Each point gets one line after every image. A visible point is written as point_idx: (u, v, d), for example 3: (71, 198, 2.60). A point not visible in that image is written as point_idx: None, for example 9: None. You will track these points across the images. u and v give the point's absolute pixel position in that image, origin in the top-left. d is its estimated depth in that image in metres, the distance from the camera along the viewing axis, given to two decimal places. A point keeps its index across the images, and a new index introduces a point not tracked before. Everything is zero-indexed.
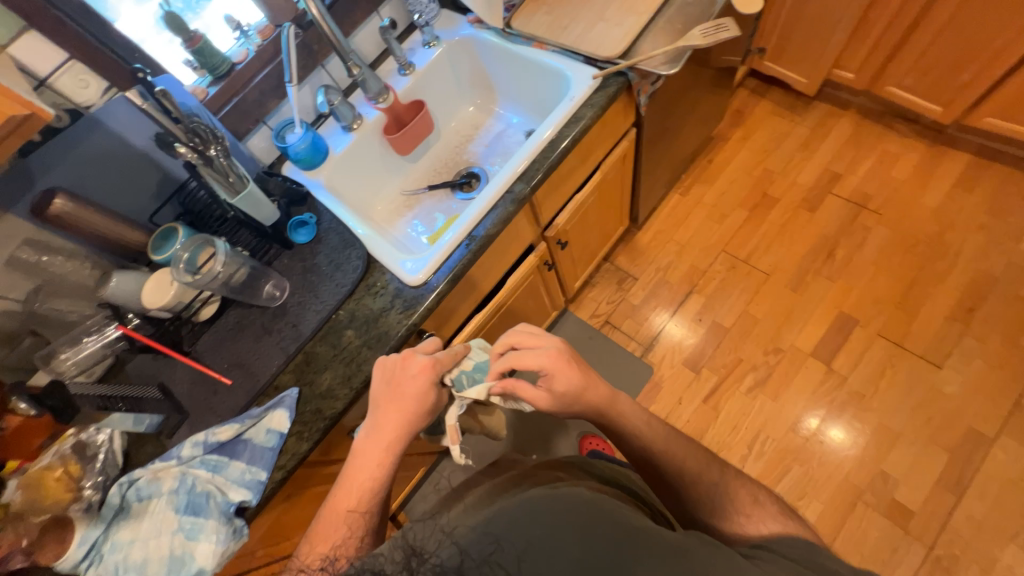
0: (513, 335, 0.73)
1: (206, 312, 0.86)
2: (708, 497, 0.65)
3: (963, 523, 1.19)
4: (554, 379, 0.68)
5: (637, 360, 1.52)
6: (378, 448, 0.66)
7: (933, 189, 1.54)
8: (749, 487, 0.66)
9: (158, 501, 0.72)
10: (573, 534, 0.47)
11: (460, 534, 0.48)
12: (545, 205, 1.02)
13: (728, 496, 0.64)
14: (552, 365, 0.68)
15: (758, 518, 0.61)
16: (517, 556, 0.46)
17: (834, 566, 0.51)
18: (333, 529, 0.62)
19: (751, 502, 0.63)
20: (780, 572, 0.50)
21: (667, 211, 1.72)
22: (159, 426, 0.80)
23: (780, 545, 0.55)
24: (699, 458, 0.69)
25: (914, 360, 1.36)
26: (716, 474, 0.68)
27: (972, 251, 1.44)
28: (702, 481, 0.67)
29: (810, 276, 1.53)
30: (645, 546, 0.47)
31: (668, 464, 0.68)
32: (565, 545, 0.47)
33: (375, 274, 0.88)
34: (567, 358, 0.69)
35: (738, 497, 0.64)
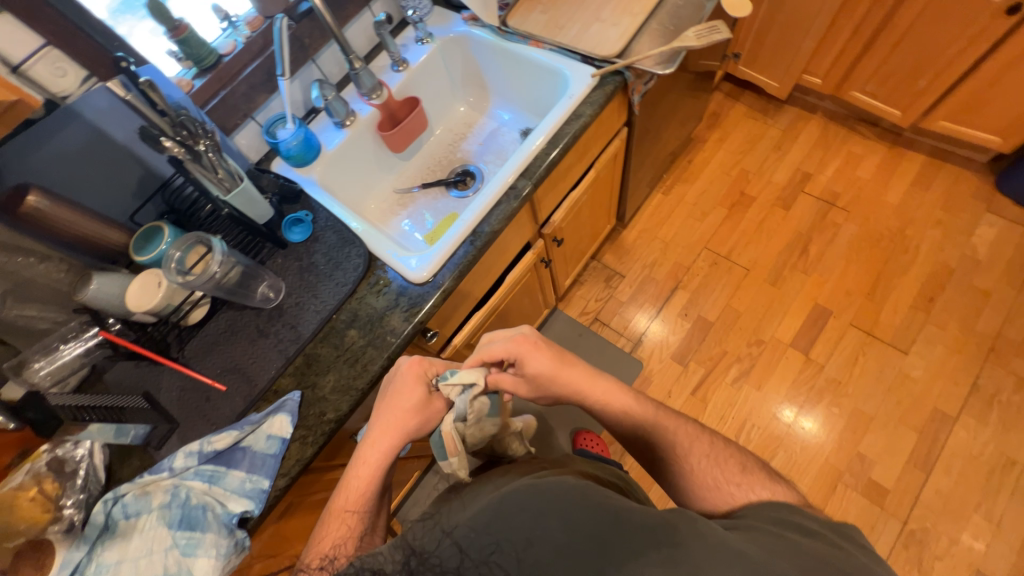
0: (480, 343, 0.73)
1: (195, 315, 0.82)
2: (701, 475, 0.65)
3: (932, 497, 1.27)
4: (525, 362, 0.70)
5: (627, 355, 1.55)
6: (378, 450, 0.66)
7: (894, 187, 1.65)
8: (736, 456, 0.66)
9: (147, 517, 0.68)
10: (567, 525, 0.47)
11: (460, 534, 0.48)
12: (544, 202, 1.03)
13: (715, 464, 0.65)
14: (523, 356, 0.70)
15: (748, 485, 0.61)
16: (517, 556, 0.46)
17: (808, 524, 0.53)
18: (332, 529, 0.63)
19: (739, 470, 0.64)
20: (761, 536, 0.50)
21: (650, 210, 1.76)
22: (146, 437, 0.76)
23: (761, 512, 0.55)
24: (688, 432, 0.70)
25: (884, 347, 1.45)
26: (708, 446, 0.68)
27: (931, 245, 1.55)
28: (693, 454, 0.67)
29: (786, 270, 1.60)
30: (637, 530, 0.47)
31: (663, 441, 0.68)
32: (554, 534, 0.47)
33: (376, 272, 0.86)
34: (533, 341, 0.71)
35: (725, 464, 0.65)
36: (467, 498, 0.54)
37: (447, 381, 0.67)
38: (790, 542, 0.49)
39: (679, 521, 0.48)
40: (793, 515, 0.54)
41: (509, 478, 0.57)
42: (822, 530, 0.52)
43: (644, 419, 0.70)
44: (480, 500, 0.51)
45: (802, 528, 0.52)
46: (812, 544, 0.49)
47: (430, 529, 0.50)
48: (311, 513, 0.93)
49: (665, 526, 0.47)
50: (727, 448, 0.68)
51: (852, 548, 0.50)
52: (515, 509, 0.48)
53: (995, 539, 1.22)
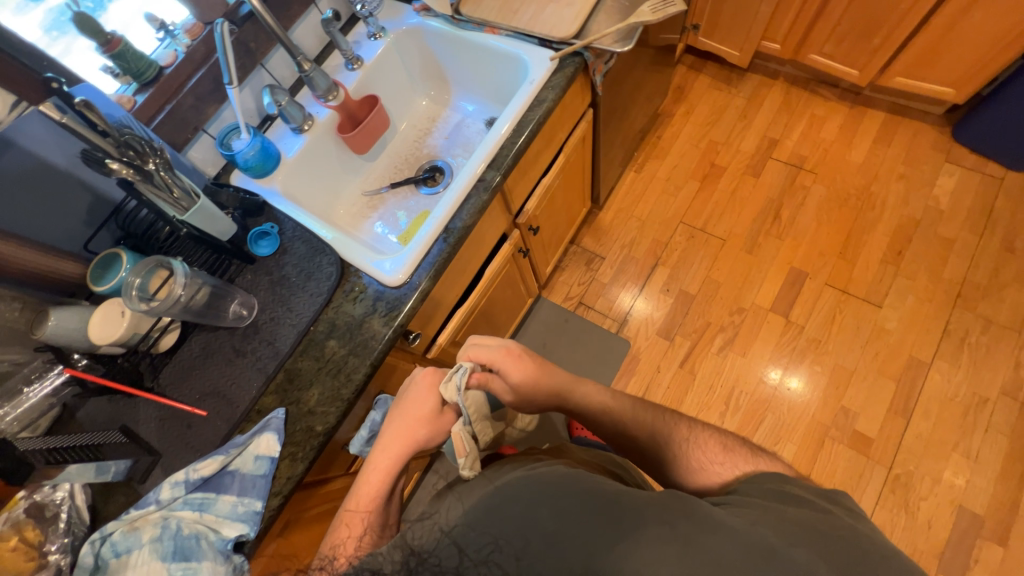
0: (463, 351, 0.73)
1: (166, 341, 0.80)
2: (684, 458, 0.66)
3: (913, 441, 1.33)
4: (507, 373, 0.70)
5: (614, 336, 1.56)
6: (386, 458, 0.66)
7: (857, 146, 1.69)
8: (717, 436, 0.68)
9: (139, 553, 0.66)
10: (555, 511, 0.50)
11: (459, 534, 0.47)
12: (515, 192, 1.02)
13: (696, 447, 0.67)
14: (507, 364, 0.70)
15: (732, 463, 0.62)
16: (516, 554, 0.46)
17: (796, 491, 0.54)
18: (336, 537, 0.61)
19: (720, 450, 0.65)
20: (752, 511, 0.51)
21: (625, 189, 1.77)
22: (128, 473, 0.73)
23: (752, 486, 0.56)
24: (665, 419, 0.73)
25: (859, 303, 1.50)
26: (687, 429, 0.70)
27: (896, 200, 1.60)
28: (675, 439, 0.69)
29: (761, 237, 1.63)
30: (620, 506, 0.50)
31: (642, 432, 0.71)
32: (542, 520, 0.49)
33: (350, 280, 0.84)
34: (517, 353, 0.71)
35: (705, 444, 0.67)
36: (465, 492, 0.57)
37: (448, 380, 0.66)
38: (778, 511, 0.51)
39: (664, 499, 0.51)
40: (779, 484, 0.55)
41: (504, 470, 0.60)
42: (813, 497, 0.53)
43: (622, 414, 0.74)
44: (477, 495, 0.54)
45: (794, 498, 0.53)
46: (800, 513, 0.50)
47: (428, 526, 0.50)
48: (312, 527, 0.92)
49: (651, 504, 0.50)
50: (707, 430, 0.69)
51: (838, 509, 0.51)
52: (508, 500, 0.51)
53: (974, 474, 1.28)
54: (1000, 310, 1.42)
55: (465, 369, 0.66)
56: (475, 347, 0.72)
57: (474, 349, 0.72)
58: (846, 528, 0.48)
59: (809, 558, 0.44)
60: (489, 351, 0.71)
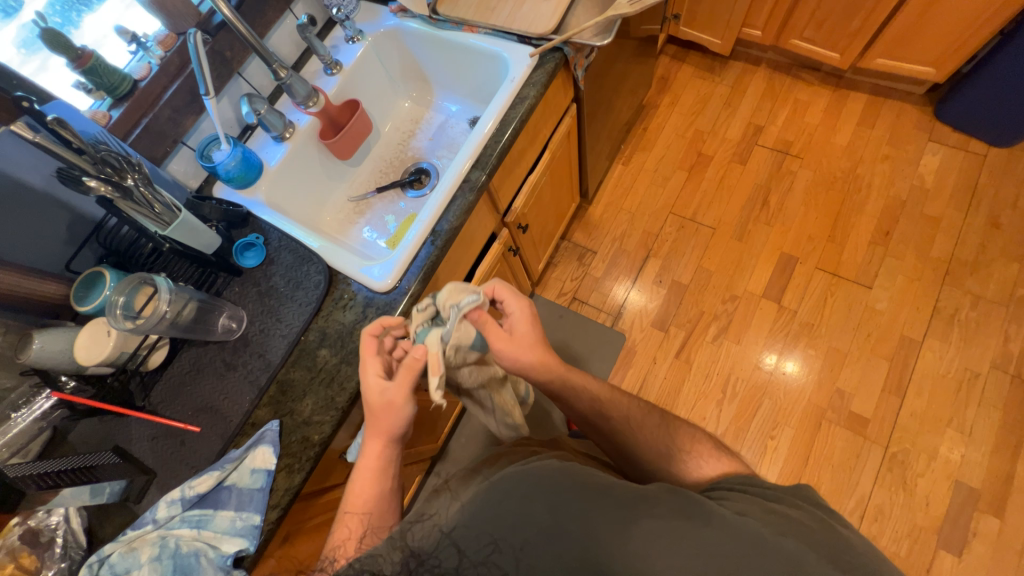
0: (489, 283, 0.74)
1: (155, 358, 0.79)
2: (653, 443, 0.68)
3: (908, 418, 1.34)
4: (515, 327, 0.73)
5: (609, 329, 1.57)
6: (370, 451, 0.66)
7: (842, 128, 1.70)
8: (690, 429, 0.70)
9: (139, 573, 0.65)
10: (550, 504, 0.49)
11: (459, 535, 0.47)
12: (502, 190, 1.01)
13: (668, 435, 0.69)
14: (519, 316, 0.73)
15: (699, 454, 0.66)
16: (516, 555, 0.46)
17: (771, 487, 0.55)
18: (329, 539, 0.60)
19: (690, 441, 0.68)
20: (738, 505, 0.52)
21: (613, 182, 1.77)
22: (124, 493, 0.72)
23: (725, 480, 0.58)
24: (640, 408, 0.75)
25: (850, 285, 1.51)
26: (658, 417, 0.73)
27: (882, 180, 1.61)
28: (646, 427, 0.71)
29: (751, 224, 1.64)
30: (613, 497, 0.50)
31: (619, 416, 0.72)
32: (537, 515, 0.48)
33: (339, 287, 0.83)
34: (532, 316, 0.73)
35: (679, 436, 0.69)
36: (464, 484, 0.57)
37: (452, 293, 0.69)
38: (760, 504, 0.52)
39: (659, 493, 0.51)
40: (758, 483, 0.56)
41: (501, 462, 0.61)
42: (784, 491, 0.54)
43: (601, 400, 0.74)
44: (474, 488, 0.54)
45: (768, 493, 0.54)
46: (782, 507, 0.51)
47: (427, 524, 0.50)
48: (315, 535, 0.92)
49: (647, 500, 0.50)
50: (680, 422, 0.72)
51: (811, 504, 0.53)
52: (502, 493, 0.51)
53: (969, 447, 1.30)
54: (987, 285, 1.44)
55: (475, 297, 0.68)
56: (497, 290, 0.73)
57: (498, 289, 0.72)
58: (830, 530, 0.49)
59: (796, 546, 0.46)
60: (510, 297, 0.73)
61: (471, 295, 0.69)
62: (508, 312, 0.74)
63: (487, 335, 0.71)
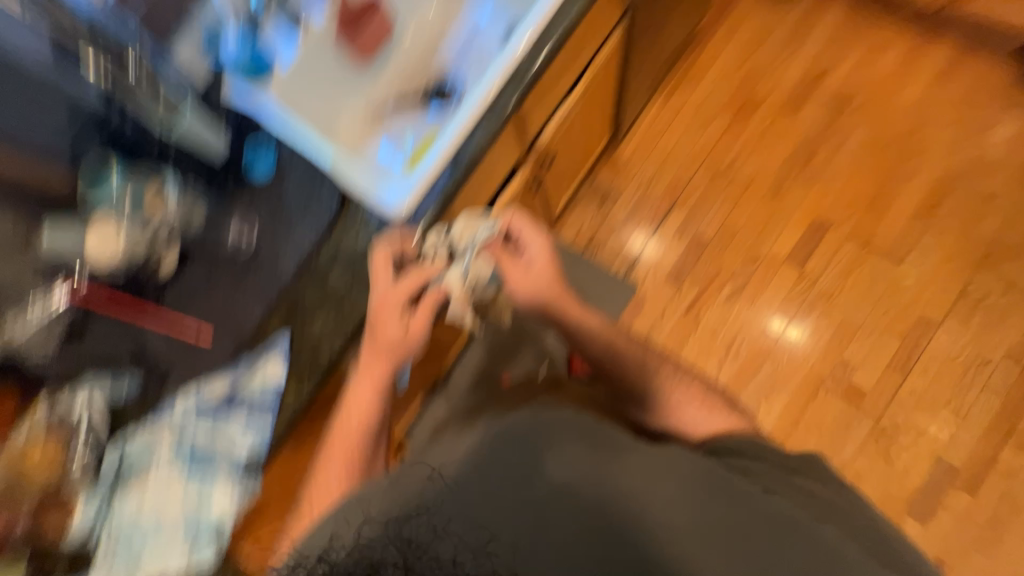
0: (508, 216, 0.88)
1: (168, 263, 0.77)
2: (667, 391, 0.79)
3: (905, 395, 1.35)
4: (534, 260, 0.86)
5: (620, 281, 1.52)
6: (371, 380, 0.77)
7: (914, 82, 1.53)
8: (693, 380, 0.81)
9: (159, 464, 0.74)
10: (538, 502, 0.55)
11: (453, 528, 0.49)
12: (531, 117, 0.93)
13: (675, 382, 0.80)
14: (536, 251, 0.86)
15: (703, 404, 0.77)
16: (512, 545, 0.49)
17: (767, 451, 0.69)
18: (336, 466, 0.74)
19: (695, 392, 0.79)
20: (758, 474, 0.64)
21: (649, 121, 1.64)
22: (142, 390, 0.75)
23: (728, 439, 0.69)
24: (653, 355, 0.85)
25: (880, 258, 1.44)
26: (671, 369, 0.83)
27: (943, 147, 1.48)
28: (655, 373, 0.81)
29: (788, 183, 1.54)
30: (586, 486, 0.57)
31: (630, 359, 0.82)
32: (521, 508, 0.53)
33: (353, 208, 0.80)
34: (550, 248, 0.86)
35: (685, 387, 0.79)
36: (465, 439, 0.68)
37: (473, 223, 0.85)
38: (781, 477, 0.64)
39: (633, 453, 0.62)
40: (737, 441, 0.69)
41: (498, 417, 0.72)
42: (778, 454, 0.68)
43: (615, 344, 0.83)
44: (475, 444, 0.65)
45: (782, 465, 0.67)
46: (801, 480, 0.65)
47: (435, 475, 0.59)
48: None
49: (625, 462, 0.60)
50: (688, 376, 0.82)
51: (803, 467, 0.67)
52: (500, 449, 0.61)
53: (960, 429, 1.32)
54: None
55: (489, 229, 0.85)
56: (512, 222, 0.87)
57: (513, 221, 0.86)
58: (781, 482, 0.64)
59: (831, 528, 0.58)
60: (526, 230, 0.87)
61: (484, 227, 0.85)
62: (522, 247, 0.87)
63: (501, 265, 0.85)
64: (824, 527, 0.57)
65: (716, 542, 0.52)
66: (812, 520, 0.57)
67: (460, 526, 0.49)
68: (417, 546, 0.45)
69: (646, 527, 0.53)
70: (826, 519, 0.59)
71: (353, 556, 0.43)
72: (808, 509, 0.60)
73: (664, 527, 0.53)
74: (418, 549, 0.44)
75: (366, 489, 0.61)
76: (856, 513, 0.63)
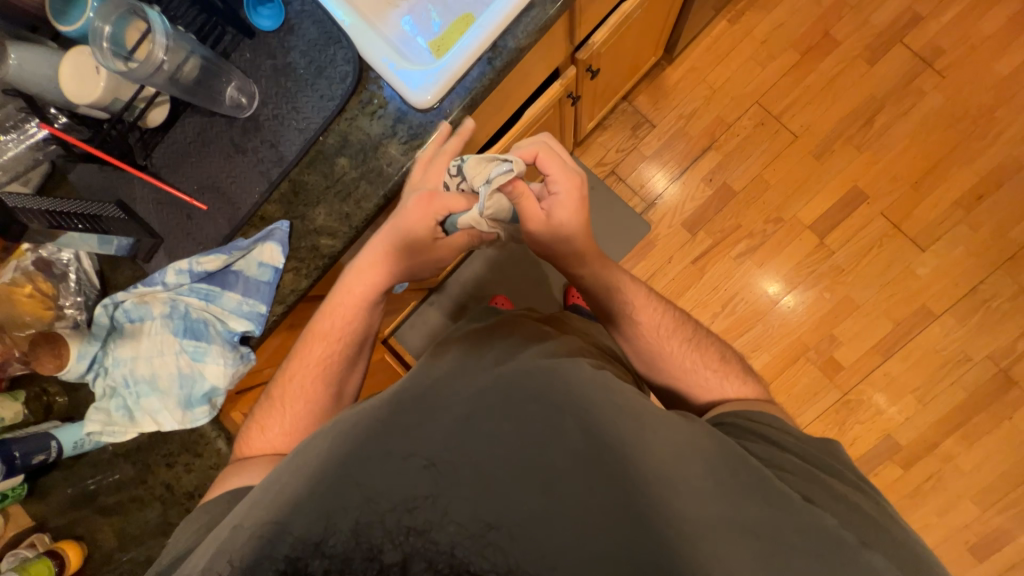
0: (534, 145, 0.63)
1: (155, 117, 0.71)
2: (679, 359, 0.71)
3: (879, 377, 1.38)
4: (559, 212, 0.64)
5: (635, 216, 1.46)
6: (354, 287, 0.68)
7: (1011, 53, 1.37)
8: (717, 347, 0.73)
9: (152, 324, 0.72)
10: (542, 482, 0.47)
11: (455, 509, 0.45)
12: (587, 13, 0.80)
13: (694, 350, 0.72)
14: (566, 200, 0.64)
15: (723, 373, 0.70)
16: (511, 532, 0.44)
17: (800, 443, 0.58)
18: (307, 372, 0.69)
19: (716, 360, 0.72)
20: (789, 475, 0.53)
21: (708, 43, 1.46)
22: (133, 249, 0.72)
23: (744, 414, 0.62)
24: (674, 318, 0.74)
25: (904, 241, 1.39)
26: (690, 332, 0.74)
27: (1014, 134, 1.36)
28: (675, 340, 0.72)
29: (838, 143, 1.42)
30: (600, 462, 0.49)
31: (647, 323, 0.72)
32: (524, 493, 0.47)
33: (368, 88, 0.71)
34: (581, 198, 0.64)
35: (706, 353, 0.72)
36: (467, 367, 0.57)
37: (485, 159, 0.62)
38: (823, 485, 0.53)
39: (661, 423, 0.53)
40: (759, 419, 0.61)
41: (508, 344, 0.62)
42: (814, 450, 0.57)
43: (631, 304, 0.73)
44: (477, 382, 0.55)
45: (822, 466, 0.55)
46: (840, 487, 0.53)
47: (428, 425, 0.51)
48: None
49: (650, 437, 0.51)
50: (709, 338, 0.74)
51: (840, 466, 0.56)
52: (507, 400, 0.53)
53: (916, 415, 1.36)
54: None
55: (509, 166, 0.61)
56: (541, 158, 0.62)
57: (544, 157, 0.62)
58: (814, 483, 0.53)
59: (847, 531, 0.47)
60: (557, 170, 0.63)
61: (503, 163, 0.61)
62: (552, 190, 0.64)
63: (523, 210, 0.64)
64: (874, 556, 0.45)
65: (743, 556, 0.45)
66: (860, 545, 0.46)
67: (459, 517, 0.44)
68: (417, 534, 0.43)
69: (663, 522, 0.46)
70: (873, 544, 0.47)
71: (351, 541, 0.42)
72: (850, 526, 0.48)
73: (680, 530, 0.46)
74: (416, 538, 0.42)
75: (355, 415, 0.54)
76: (896, 528, 0.50)
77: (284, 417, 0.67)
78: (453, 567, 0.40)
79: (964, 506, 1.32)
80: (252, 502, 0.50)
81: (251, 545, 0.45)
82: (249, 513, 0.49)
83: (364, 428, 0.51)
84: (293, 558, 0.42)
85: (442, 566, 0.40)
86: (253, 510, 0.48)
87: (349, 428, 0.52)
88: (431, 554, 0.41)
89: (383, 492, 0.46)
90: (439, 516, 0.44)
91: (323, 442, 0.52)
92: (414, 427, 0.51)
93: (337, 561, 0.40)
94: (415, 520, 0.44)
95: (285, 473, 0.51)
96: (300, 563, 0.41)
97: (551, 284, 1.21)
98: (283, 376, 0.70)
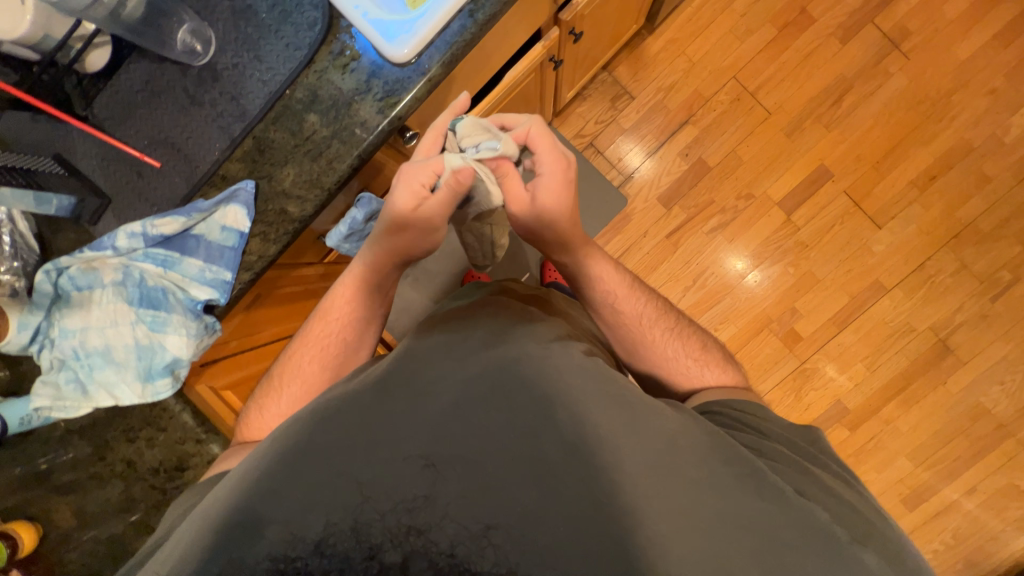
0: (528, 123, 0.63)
1: (95, 62, 0.65)
2: (662, 346, 0.74)
3: (833, 347, 1.46)
4: (545, 192, 0.63)
5: (613, 189, 1.46)
6: (361, 273, 0.69)
7: (970, 39, 1.43)
8: (698, 335, 0.77)
9: (102, 292, 0.67)
10: (537, 480, 0.48)
11: (455, 509, 0.45)
12: None
13: (678, 337, 0.75)
14: (549, 182, 0.62)
15: (703, 362, 0.73)
16: (508, 529, 0.45)
17: (799, 442, 0.61)
18: (308, 355, 0.69)
19: (697, 349, 0.75)
20: (788, 471, 0.55)
21: (688, 14, 1.44)
22: (76, 211, 0.65)
23: (729, 405, 0.65)
24: (658, 307, 0.76)
25: (862, 219, 1.45)
26: (673, 321, 0.76)
27: (968, 117, 1.43)
28: (658, 327, 0.74)
29: (809, 121, 1.45)
30: (590, 454, 0.50)
31: (631, 312, 0.74)
32: (520, 487, 0.47)
33: (340, 38, 0.65)
34: (570, 176, 0.63)
35: (687, 342, 0.75)
36: (461, 356, 0.58)
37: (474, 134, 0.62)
38: (814, 477, 0.55)
39: (653, 413, 0.55)
40: (745, 408, 0.65)
41: (505, 332, 0.62)
42: (802, 443, 0.61)
43: (616, 290, 0.74)
44: (469, 368, 0.56)
45: (813, 458, 0.59)
46: (834, 483, 0.56)
47: (417, 420, 0.51)
48: (283, 305, 0.94)
49: (642, 428, 0.53)
50: (689, 328, 0.77)
51: (823, 454, 0.60)
52: (495, 390, 0.53)
53: (863, 382, 1.46)
54: (980, 259, 1.43)
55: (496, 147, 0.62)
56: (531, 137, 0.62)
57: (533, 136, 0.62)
58: (804, 474, 0.55)
59: (837, 529, 0.49)
60: (544, 152, 0.62)
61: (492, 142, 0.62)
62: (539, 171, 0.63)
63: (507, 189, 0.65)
64: (864, 555, 0.47)
65: (740, 552, 0.46)
66: (851, 542, 0.48)
67: (459, 517, 0.44)
68: (417, 533, 0.43)
69: (654, 515, 0.47)
70: (865, 542, 0.49)
71: (351, 541, 0.42)
72: (842, 522, 0.50)
73: (677, 523, 0.47)
74: (416, 537, 0.43)
75: (339, 400, 0.54)
76: (887, 526, 0.52)
77: (281, 400, 0.67)
78: (453, 567, 0.42)
79: (900, 462, 1.45)
80: (230, 497, 0.48)
81: (241, 545, 0.44)
82: (226, 512, 0.46)
83: (353, 418, 0.52)
84: (291, 557, 0.42)
85: (443, 565, 0.41)
86: (231, 507, 0.46)
87: (338, 419, 0.52)
88: (433, 553, 0.42)
89: (382, 491, 0.46)
90: (439, 516, 0.44)
91: (306, 433, 0.51)
92: (404, 424, 0.51)
93: (336, 560, 0.41)
94: (415, 520, 0.44)
95: (264, 470, 0.48)
96: (299, 562, 0.42)
97: (528, 261, 1.24)
98: (292, 349, 0.71)
